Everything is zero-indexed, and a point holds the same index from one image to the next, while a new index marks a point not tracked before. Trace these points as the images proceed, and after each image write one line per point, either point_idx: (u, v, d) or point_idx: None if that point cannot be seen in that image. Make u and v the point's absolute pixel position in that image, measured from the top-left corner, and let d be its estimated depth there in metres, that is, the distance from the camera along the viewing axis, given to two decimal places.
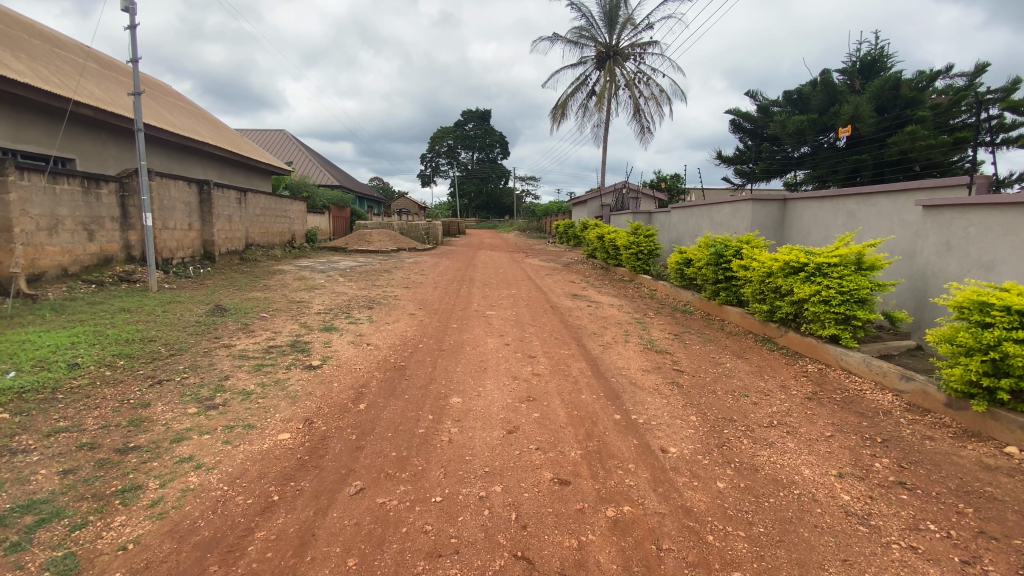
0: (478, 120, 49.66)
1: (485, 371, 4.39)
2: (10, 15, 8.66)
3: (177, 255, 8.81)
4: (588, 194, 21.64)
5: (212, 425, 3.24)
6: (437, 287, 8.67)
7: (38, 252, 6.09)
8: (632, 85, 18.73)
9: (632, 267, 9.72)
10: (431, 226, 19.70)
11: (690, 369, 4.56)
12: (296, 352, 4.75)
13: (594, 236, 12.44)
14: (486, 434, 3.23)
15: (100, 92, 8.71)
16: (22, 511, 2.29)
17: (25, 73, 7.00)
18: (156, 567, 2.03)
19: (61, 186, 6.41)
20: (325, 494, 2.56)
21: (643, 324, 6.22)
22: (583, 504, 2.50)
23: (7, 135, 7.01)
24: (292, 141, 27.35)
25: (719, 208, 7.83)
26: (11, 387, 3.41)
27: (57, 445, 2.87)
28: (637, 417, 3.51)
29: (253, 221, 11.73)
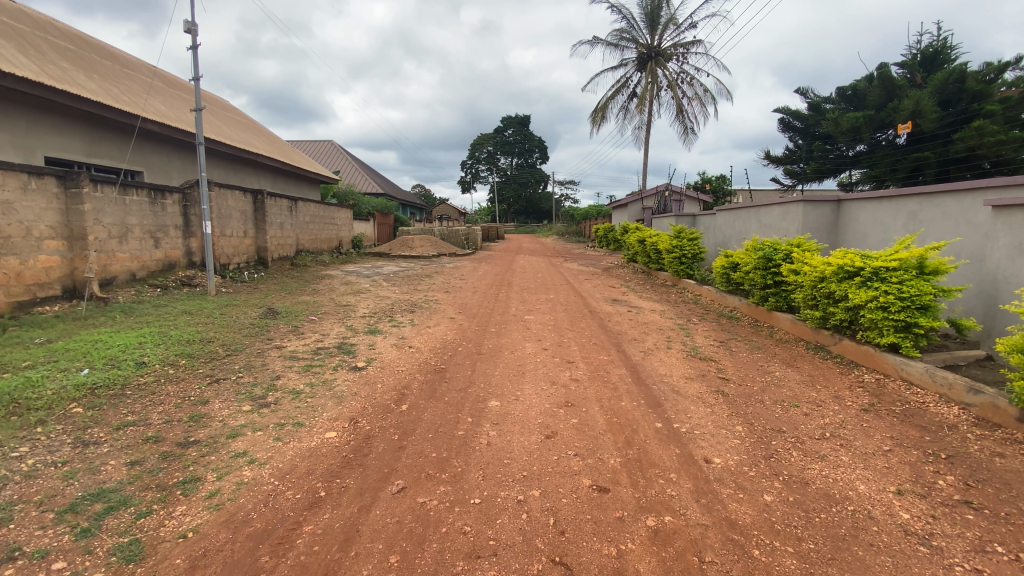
0: (518, 126, 49.88)
1: (523, 375, 4.40)
2: (86, 40, 9.42)
3: (234, 261, 9.30)
4: (629, 197, 21.34)
5: (264, 422, 3.40)
6: (476, 292, 8.77)
7: (111, 259, 6.58)
8: (675, 86, 18.42)
9: (675, 271, 9.51)
10: (470, 232, 19.95)
11: (736, 378, 4.41)
12: (343, 354, 4.92)
13: (635, 241, 12.25)
14: (525, 438, 3.23)
15: (165, 109, 9.35)
16: (94, 499, 2.47)
17: (99, 93, 7.61)
18: (213, 555, 2.15)
19: (130, 198, 6.91)
20: (369, 492, 2.64)
21: (686, 330, 6.07)
22: (623, 512, 2.45)
23: (83, 150, 7.64)
24: (339, 150, 28.44)
25: (768, 209, 7.55)
26: (85, 383, 3.69)
27: (125, 438, 3.08)
28: (679, 426, 3.42)
29: (303, 228, 12.25)
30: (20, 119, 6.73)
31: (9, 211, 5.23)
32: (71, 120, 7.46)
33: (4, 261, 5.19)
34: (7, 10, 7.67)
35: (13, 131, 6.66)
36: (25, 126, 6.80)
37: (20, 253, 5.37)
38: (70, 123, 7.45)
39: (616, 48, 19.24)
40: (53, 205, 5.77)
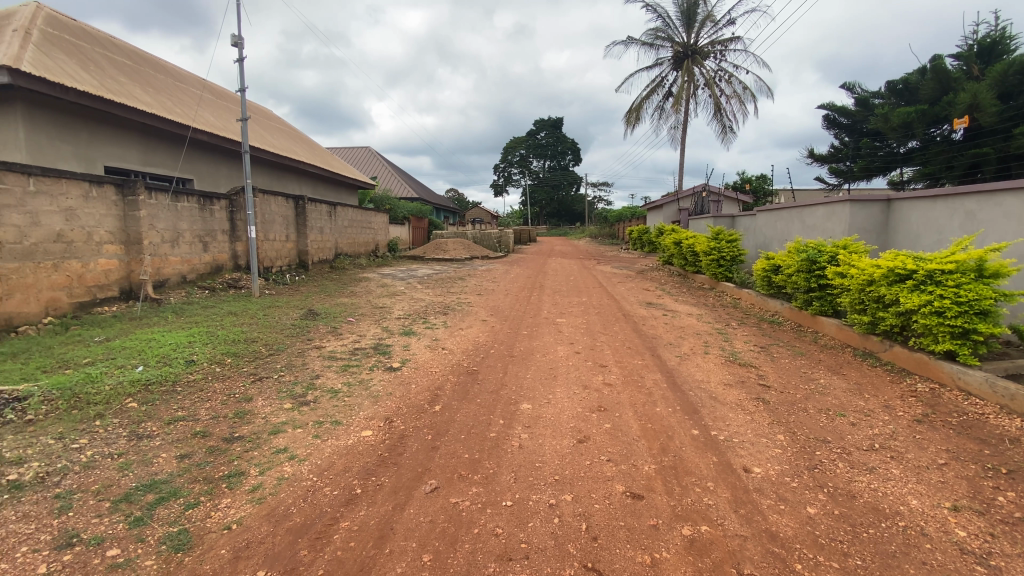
0: (551, 128, 49.74)
1: (556, 379, 4.38)
2: (142, 56, 10.01)
3: (276, 264, 9.67)
4: (664, 199, 20.96)
5: (303, 420, 3.51)
6: (508, 294, 8.80)
7: (164, 262, 6.96)
8: (712, 85, 18.01)
9: (713, 274, 9.26)
10: (503, 235, 20.03)
11: (777, 385, 4.25)
12: (378, 354, 5.03)
13: (670, 243, 12.01)
14: (557, 442, 3.21)
15: (214, 119, 9.83)
16: (146, 489, 2.61)
17: (153, 106, 8.06)
18: (255, 547, 2.23)
19: (181, 204, 7.28)
20: (403, 490, 2.68)
21: (724, 334, 5.91)
22: (657, 520, 2.40)
23: (138, 159, 8.11)
24: (376, 157, 29.17)
25: (812, 210, 7.27)
26: (139, 380, 3.91)
27: (176, 432, 3.25)
28: (716, 433, 3.33)
29: (342, 232, 12.61)
30: (83, 131, 7.20)
31: (73, 217, 5.60)
32: (128, 131, 7.92)
33: (67, 265, 5.54)
34: (71, 30, 8.22)
35: (76, 143, 7.12)
36: (86, 138, 7.25)
37: (83, 257, 5.73)
38: (127, 134, 7.91)
39: (651, 48, 18.97)
40: (111, 211, 6.14)
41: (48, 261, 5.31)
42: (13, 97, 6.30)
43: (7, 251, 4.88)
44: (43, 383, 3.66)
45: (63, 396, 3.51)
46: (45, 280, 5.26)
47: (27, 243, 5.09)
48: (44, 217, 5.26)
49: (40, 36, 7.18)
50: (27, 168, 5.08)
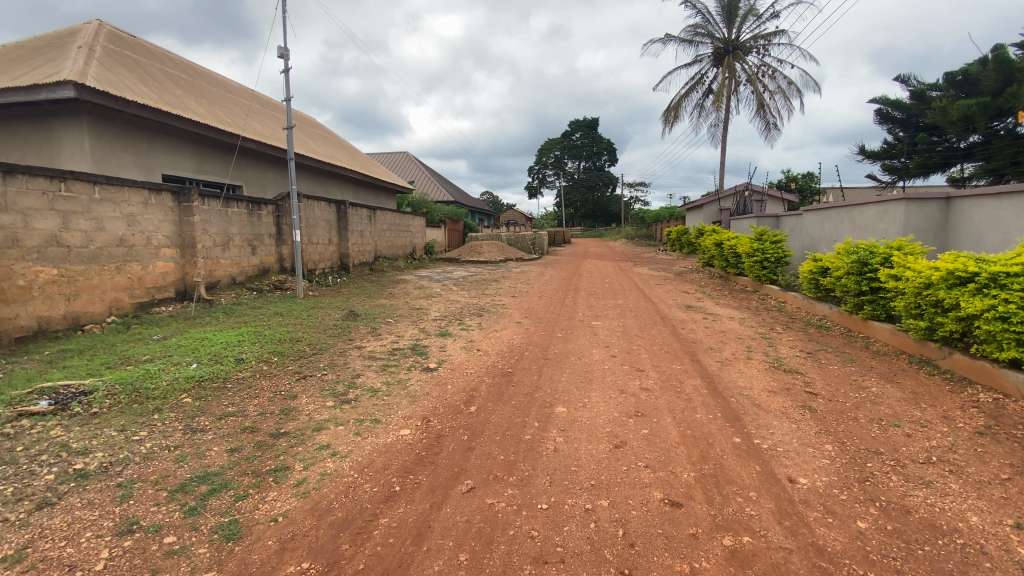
0: (586, 129, 49.15)
1: (591, 382, 4.35)
2: (196, 70, 10.57)
3: (319, 266, 10.01)
4: (704, 199, 20.45)
5: (344, 417, 3.62)
6: (542, 296, 8.81)
7: (215, 265, 7.32)
8: (755, 80, 17.46)
9: (756, 276, 8.96)
10: (537, 236, 20.02)
11: (825, 393, 4.07)
12: (416, 355, 5.14)
13: (711, 244, 11.70)
14: (592, 446, 3.19)
15: (261, 128, 10.26)
16: (200, 480, 2.76)
17: (206, 117, 8.50)
18: (300, 539, 2.32)
19: (232, 210, 7.64)
20: (440, 489, 2.73)
21: (768, 339, 5.71)
22: (697, 529, 2.35)
23: (192, 167, 8.57)
24: (414, 161, 29.78)
25: (863, 209, 6.93)
26: (193, 376, 4.14)
27: (227, 427, 3.41)
28: (760, 442, 3.23)
29: (381, 235, 12.93)
30: (142, 142, 7.66)
31: (134, 223, 5.96)
32: (183, 141, 8.38)
33: (129, 267, 5.91)
34: (132, 47, 8.76)
35: (137, 153, 7.59)
36: (146, 148, 7.71)
37: (142, 260, 6.10)
38: (181, 144, 8.37)
39: (690, 45, 18.57)
40: (168, 217, 6.51)
41: (111, 264, 5.67)
42: (80, 110, 6.77)
43: (75, 255, 5.24)
44: (107, 378, 3.92)
45: (124, 390, 3.76)
46: (108, 282, 5.63)
47: (93, 247, 5.45)
48: (108, 223, 5.62)
49: (103, 52, 7.68)
50: (92, 177, 5.44)
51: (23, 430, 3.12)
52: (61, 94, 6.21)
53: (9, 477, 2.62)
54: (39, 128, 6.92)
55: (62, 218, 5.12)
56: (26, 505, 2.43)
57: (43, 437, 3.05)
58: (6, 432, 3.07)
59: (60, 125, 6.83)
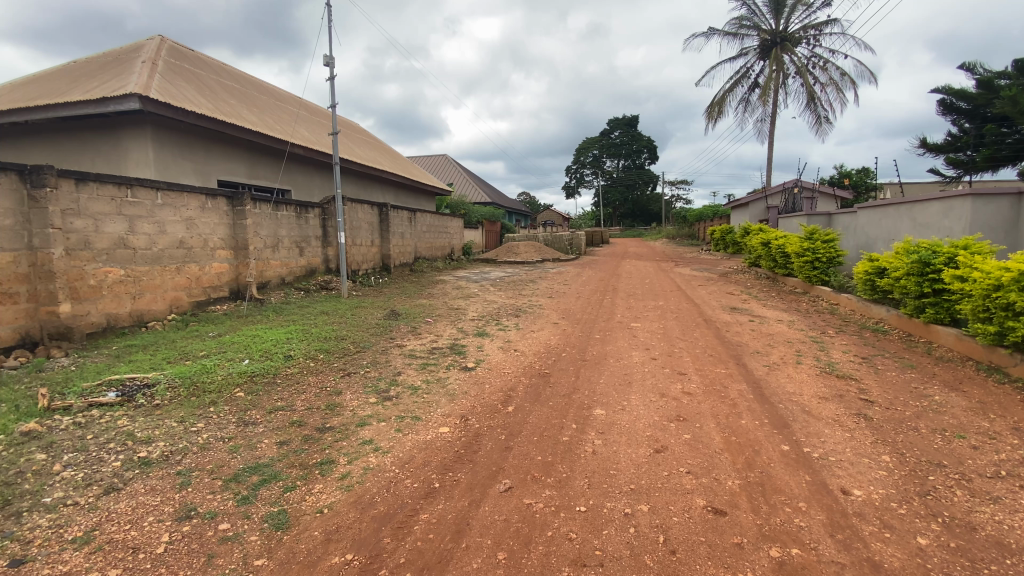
0: (627, 126, 48.10)
1: (630, 385, 4.28)
2: (248, 80, 11.10)
3: (362, 267, 10.31)
4: (749, 196, 19.78)
5: (386, 414, 3.72)
6: (580, 297, 8.76)
7: (266, 266, 7.67)
8: (805, 72, 16.74)
9: (806, 277, 8.59)
10: (575, 237, 19.90)
11: (882, 401, 3.85)
12: (454, 354, 5.21)
13: (757, 244, 11.29)
14: (632, 450, 3.14)
15: (309, 135, 10.67)
16: (252, 471, 2.90)
17: (257, 124, 8.91)
18: (344, 531, 2.40)
19: (281, 213, 7.99)
20: (478, 488, 2.76)
21: (819, 343, 5.46)
22: (742, 539, 2.27)
23: (244, 172, 9.00)
24: (453, 163, 30.26)
25: (924, 206, 6.52)
26: (246, 371, 4.35)
27: (276, 420, 3.57)
28: (810, 450, 3.09)
29: (420, 236, 13.18)
30: (200, 149, 8.12)
31: (192, 226, 6.33)
32: (236, 148, 8.82)
33: (188, 268, 6.27)
34: (190, 59, 9.29)
35: (195, 160, 8.04)
36: (203, 156, 8.16)
37: (200, 261, 6.47)
38: (235, 151, 8.81)
39: (735, 38, 17.98)
40: (223, 221, 6.87)
41: (172, 265, 6.04)
42: (145, 121, 7.24)
43: (140, 257, 5.62)
44: (167, 372, 4.18)
45: (183, 384, 4.00)
46: (169, 282, 6.00)
47: (156, 249, 5.82)
48: (169, 227, 5.99)
49: (164, 66, 8.17)
50: (155, 184, 5.80)
51: (94, 419, 3.37)
52: (128, 106, 6.65)
53: (80, 463, 2.83)
54: (108, 138, 7.44)
55: (128, 222, 5.48)
56: (95, 490, 2.62)
57: (110, 426, 3.28)
58: (79, 421, 3.32)
59: (125, 135, 7.32)
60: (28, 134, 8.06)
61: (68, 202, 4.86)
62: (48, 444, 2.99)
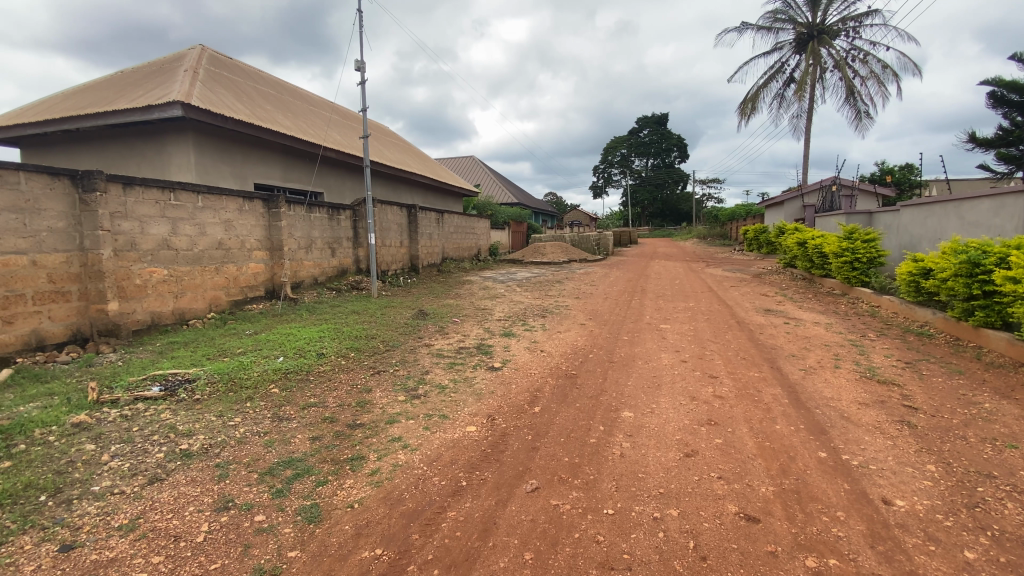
0: (655, 126, 47.17)
1: (659, 388, 4.20)
2: (283, 86, 11.43)
3: (392, 268, 10.49)
4: (784, 194, 19.21)
5: (415, 412, 3.77)
6: (608, 298, 8.67)
7: (300, 266, 7.90)
8: (843, 66, 16.14)
9: (845, 278, 8.28)
10: (602, 237, 19.71)
11: (927, 408, 3.68)
12: (481, 354, 5.24)
13: (793, 244, 10.95)
14: (661, 454, 3.10)
15: (340, 138, 10.92)
16: (286, 465, 2.99)
17: (291, 129, 9.17)
18: (374, 525, 2.45)
19: (314, 215, 8.21)
20: (505, 487, 2.77)
21: (859, 347, 5.25)
22: (776, 547, 2.21)
23: (279, 176, 9.28)
24: (480, 165, 30.47)
25: (974, 203, 6.20)
26: (281, 368, 4.49)
27: (309, 416, 3.67)
28: (849, 458, 2.98)
29: (448, 237, 13.31)
30: (238, 154, 8.41)
31: (230, 228, 6.57)
32: (272, 152, 9.10)
33: (226, 268, 6.52)
34: (228, 67, 9.63)
35: (233, 164, 8.34)
36: (240, 160, 8.46)
37: (238, 261, 6.71)
38: (271, 155, 9.10)
39: (769, 32, 17.47)
40: (260, 222, 7.10)
41: (211, 265, 6.28)
42: (187, 127, 7.55)
43: (182, 257, 5.87)
44: (207, 368, 4.35)
45: (222, 379, 4.15)
46: (209, 282, 6.25)
47: (196, 250, 6.07)
48: (209, 229, 6.23)
49: (205, 74, 8.50)
50: (196, 188, 6.05)
51: (138, 412, 3.54)
52: (171, 114, 6.95)
53: (127, 453, 2.98)
54: (153, 144, 7.79)
55: (171, 224, 5.73)
56: (140, 480, 2.75)
57: (154, 419, 3.44)
58: (125, 414, 3.49)
59: (169, 141, 7.66)
60: (79, 141, 8.51)
61: (117, 205, 5.11)
62: (97, 435, 3.16)
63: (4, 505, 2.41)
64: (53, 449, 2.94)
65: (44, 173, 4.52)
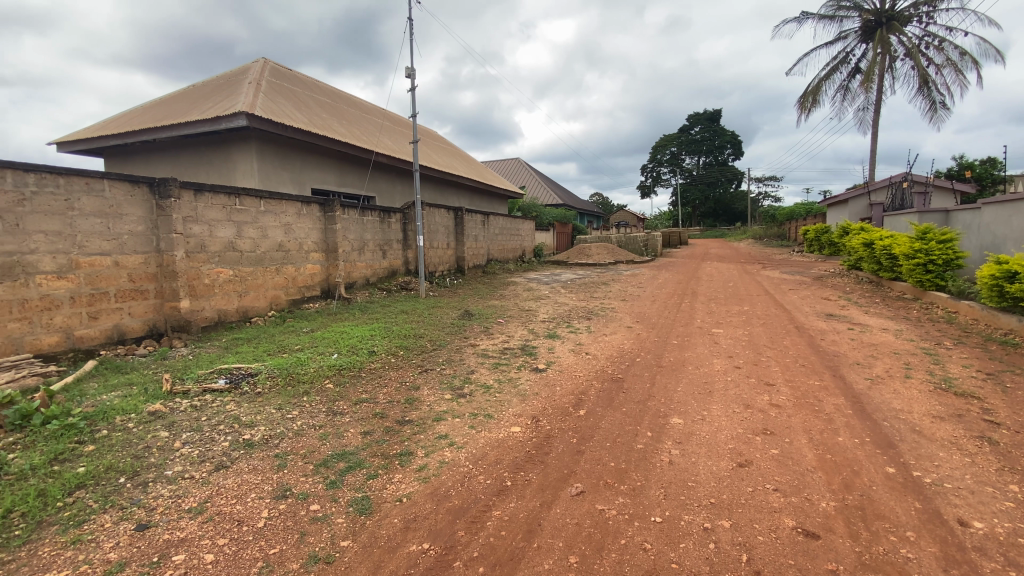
0: (708, 122, 45.70)
1: (711, 395, 4.07)
2: (338, 95, 11.93)
3: (439, 269, 10.72)
4: (849, 192, 18.09)
5: (461, 411, 3.84)
6: (656, 300, 8.49)
7: (353, 267, 8.21)
8: (916, 53, 15.01)
9: (917, 281, 7.70)
10: (650, 238, 19.25)
11: (1012, 424, 3.36)
12: (525, 355, 5.27)
13: (858, 245, 10.30)
14: (712, 462, 3.00)
15: (391, 144, 11.26)
16: (339, 458, 3.12)
17: (346, 136, 9.54)
18: (422, 520, 2.51)
19: (367, 218, 8.51)
20: (550, 489, 2.77)
21: (932, 356, 4.87)
22: (837, 566, 2.09)
23: (334, 180, 9.69)
24: (526, 167, 30.56)
25: None
26: (335, 364, 4.70)
27: (361, 411, 3.82)
28: (921, 475, 2.77)
29: (493, 239, 13.44)
30: (297, 161, 8.86)
31: (290, 231, 6.93)
32: (327, 158, 9.52)
33: (286, 269, 6.88)
34: (288, 78, 10.15)
35: (292, 170, 8.79)
36: (299, 166, 8.90)
37: (296, 262, 7.06)
38: (326, 160, 9.52)
39: (832, 21, 16.51)
40: (316, 225, 7.45)
41: (272, 266, 6.65)
42: (251, 136, 8.03)
43: (247, 258, 6.25)
44: (268, 363, 4.61)
45: (281, 374, 4.39)
46: (270, 282, 6.62)
47: (259, 252, 6.45)
48: (270, 232, 6.60)
49: (267, 85, 9.00)
50: (259, 193, 6.42)
51: (206, 403, 3.80)
52: (236, 124, 7.41)
53: (196, 441, 3.21)
54: (221, 153, 8.33)
55: (236, 228, 6.11)
56: (208, 466, 2.95)
57: (220, 410, 3.68)
58: (195, 404, 3.75)
59: (235, 150, 8.17)
60: (156, 151, 9.22)
61: (189, 210, 5.50)
62: (171, 423, 3.42)
63: (89, 485, 2.66)
64: (132, 435, 3.21)
65: (126, 181, 4.93)
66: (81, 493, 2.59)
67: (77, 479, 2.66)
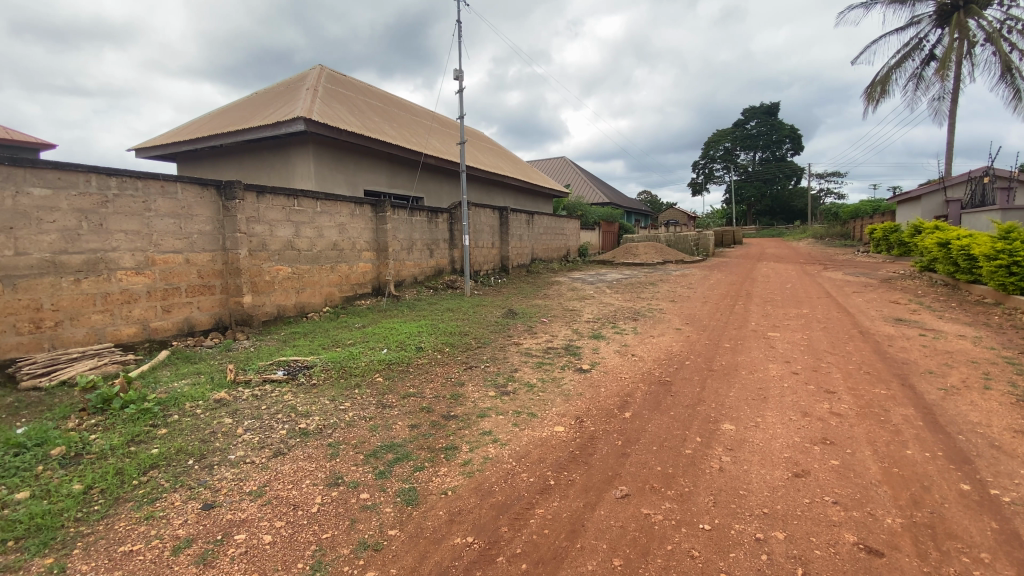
0: (764, 117, 43.74)
1: (765, 402, 3.90)
2: (389, 98, 12.29)
3: (483, 268, 10.85)
4: (922, 188, 16.78)
5: (504, 408, 3.88)
6: (706, 302, 8.20)
7: (402, 266, 8.45)
8: (997, 38, 13.72)
9: (999, 284, 7.04)
10: (701, 237, 18.63)
11: None
12: (569, 355, 5.25)
13: (931, 244, 9.53)
14: (766, 471, 2.88)
15: (439, 145, 11.49)
16: (388, 449, 3.23)
17: (396, 138, 9.82)
18: (466, 514, 2.56)
19: (416, 218, 8.73)
20: (594, 491, 2.75)
21: (1017, 366, 4.44)
22: None
23: (384, 181, 9.99)
24: (572, 166, 30.33)
25: None
26: (385, 359, 4.86)
27: (409, 405, 3.94)
28: (1000, 493, 2.55)
29: (538, 238, 13.44)
30: (350, 163, 9.21)
31: (343, 231, 7.22)
32: (379, 160, 9.83)
33: (339, 267, 7.18)
34: (342, 84, 10.56)
35: (345, 173, 9.14)
36: (352, 169, 9.25)
37: (349, 260, 7.35)
38: (378, 163, 9.83)
39: (903, 6, 15.40)
40: (368, 225, 7.71)
41: (327, 264, 6.96)
42: (308, 140, 8.42)
43: (304, 257, 6.57)
44: (322, 357, 4.82)
45: (334, 367, 4.59)
46: (325, 279, 6.93)
47: (315, 251, 6.76)
48: (325, 231, 6.91)
49: (323, 91, 9.41)
50: (316, 194, 6.72)
51: (266, 393, 4.03)
52: (295, 129, 7.80)
53: (256, 428, 3.42)
54: (281, 156, 8.80)
55: (294, 228, 6.43)
56: (267, 452, 3.14)
57: (279, 400, 3.90)
58: (256, 394, 3.99)
59: (294, 153, 8.60)
60: (224, 155, 9.84)
61: (251, 211, 5.84)
62: (234, 411, 3.66)
63: (161, 466, 2.89)
64: (200, 421, 3.46)
65: (196, 184, 5.30)
66: (154, 472, 2.82)
67: (150, 460, 2.91)
